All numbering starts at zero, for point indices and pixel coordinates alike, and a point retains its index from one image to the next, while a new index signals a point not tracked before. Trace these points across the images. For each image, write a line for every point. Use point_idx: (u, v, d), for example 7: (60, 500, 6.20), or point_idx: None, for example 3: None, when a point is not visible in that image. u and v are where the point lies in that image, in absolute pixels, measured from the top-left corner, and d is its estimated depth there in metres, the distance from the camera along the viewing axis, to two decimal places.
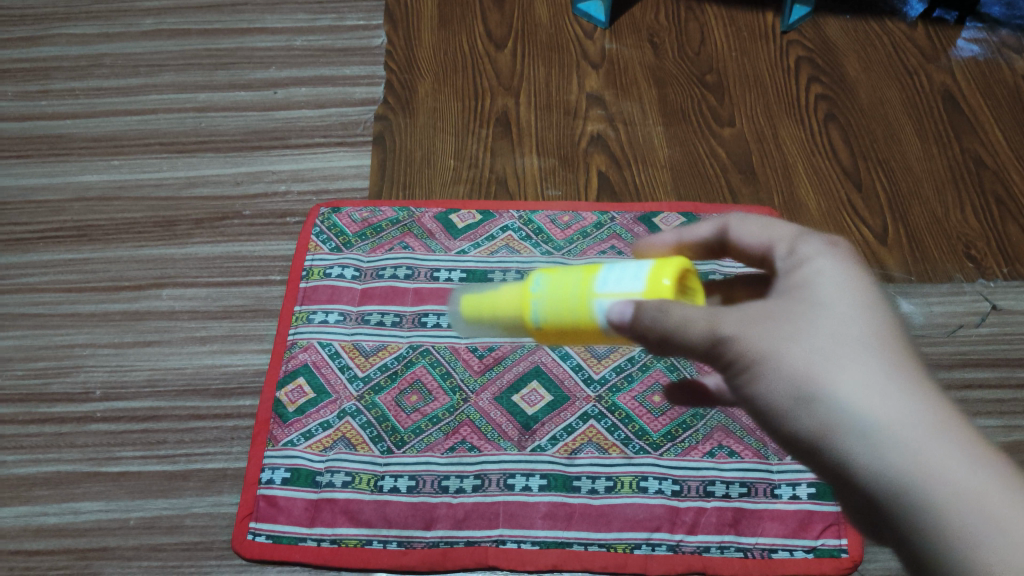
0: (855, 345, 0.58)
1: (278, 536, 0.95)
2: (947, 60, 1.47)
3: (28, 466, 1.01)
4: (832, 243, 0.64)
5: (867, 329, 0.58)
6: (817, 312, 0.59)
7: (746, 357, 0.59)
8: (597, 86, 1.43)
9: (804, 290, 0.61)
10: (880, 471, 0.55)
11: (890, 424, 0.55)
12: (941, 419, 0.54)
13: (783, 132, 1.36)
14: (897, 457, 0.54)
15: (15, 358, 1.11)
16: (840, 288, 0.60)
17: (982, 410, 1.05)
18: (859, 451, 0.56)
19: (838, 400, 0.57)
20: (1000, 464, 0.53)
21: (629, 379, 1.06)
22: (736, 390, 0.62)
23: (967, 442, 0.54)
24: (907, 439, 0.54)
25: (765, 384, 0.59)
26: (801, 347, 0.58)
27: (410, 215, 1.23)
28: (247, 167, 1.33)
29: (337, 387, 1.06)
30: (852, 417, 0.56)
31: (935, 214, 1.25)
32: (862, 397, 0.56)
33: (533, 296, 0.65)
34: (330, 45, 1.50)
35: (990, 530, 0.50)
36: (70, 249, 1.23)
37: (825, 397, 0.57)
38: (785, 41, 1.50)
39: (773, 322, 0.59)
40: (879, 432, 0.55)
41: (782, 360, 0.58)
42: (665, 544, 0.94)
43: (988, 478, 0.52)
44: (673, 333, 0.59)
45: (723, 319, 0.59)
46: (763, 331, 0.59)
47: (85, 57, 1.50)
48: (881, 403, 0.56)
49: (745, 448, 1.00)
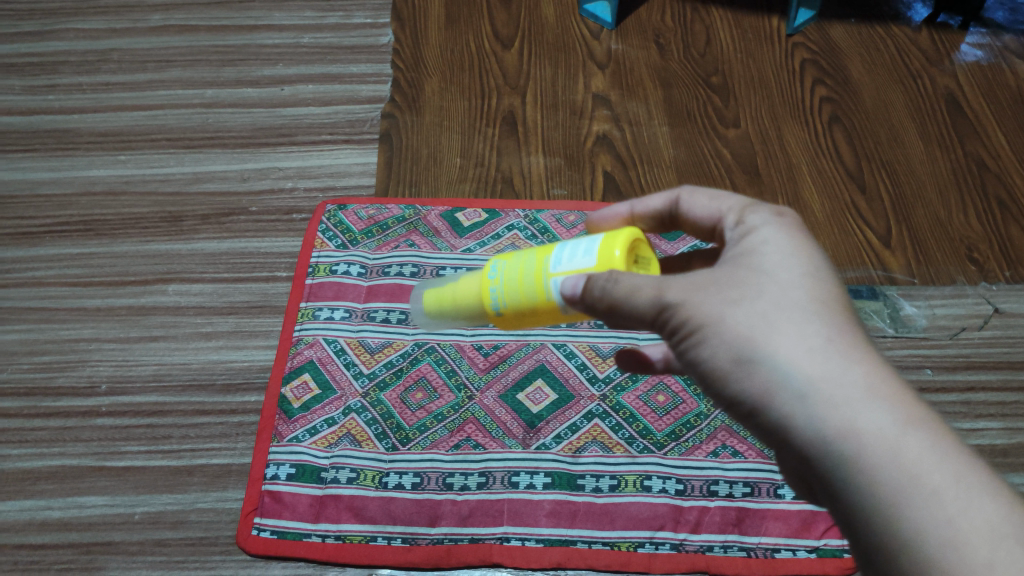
0: (794, 309, 0.57)
1: (282, 532, 0.95)
2: (950, 64, 1.47)
3: (33, 459, 1.02)
4: (779, 215, 0.63)
5: (807, 295, 0.57)
6: (758, 276, 0.59)
7: (688, 320, 0.58)
8: (603, 86, 1.43)
9: (748, 256, 0.61)
10: (814, 432, 0.53)
11: (824, 385, 0.53)
12: (875, 382, 0.53)
13: (788, 133, 1.36)
14: (832, 414, 0.53)
15: (20, 352, 1.11)
16: (782, 256, 0.60)
17: (985, 412, 1.05)
18: (795, 411, 0.54)
19: (774, 360, 0.55)
20: (936, 424, 0.51)
21: (633, 379, 1.06)
22: (678, 355, 0.61)
23: (899, 400, 0.52)
24: (840, 399, 0.53)
25: (706, 347, 0.58)
26: (741, 308, 0.57)
27: (416, 213, 1.24)
28: (253, 164, 1.33)
29: (342, 383, 1.06)
30: (788, 378, 0.54)
31: (939, 217, 1.26)
32: (798, 358, 0.55)
33: (490, 283, 0.69)
34: (337, 42, 1.51)
35: (920, 489, 0.49)
36: (76, 244, 1.23)
37: (762, 356, 0.55)
38: (790, 44, 1.50)
39: (715, 284, 0.59)
40: (812, 393, 0.53)
41: (722, 321, 0.57)
42: (668, 543, 0.94)
43: (920, 438, 0.50)
44: (619, 302, 0.59)
45: (670, 284, 0.59)
46: (703, 292, 0.58)
47: (92, 52, 1.50)
48: (816, 363, 0.54)
49: (748, 448, 1.01)
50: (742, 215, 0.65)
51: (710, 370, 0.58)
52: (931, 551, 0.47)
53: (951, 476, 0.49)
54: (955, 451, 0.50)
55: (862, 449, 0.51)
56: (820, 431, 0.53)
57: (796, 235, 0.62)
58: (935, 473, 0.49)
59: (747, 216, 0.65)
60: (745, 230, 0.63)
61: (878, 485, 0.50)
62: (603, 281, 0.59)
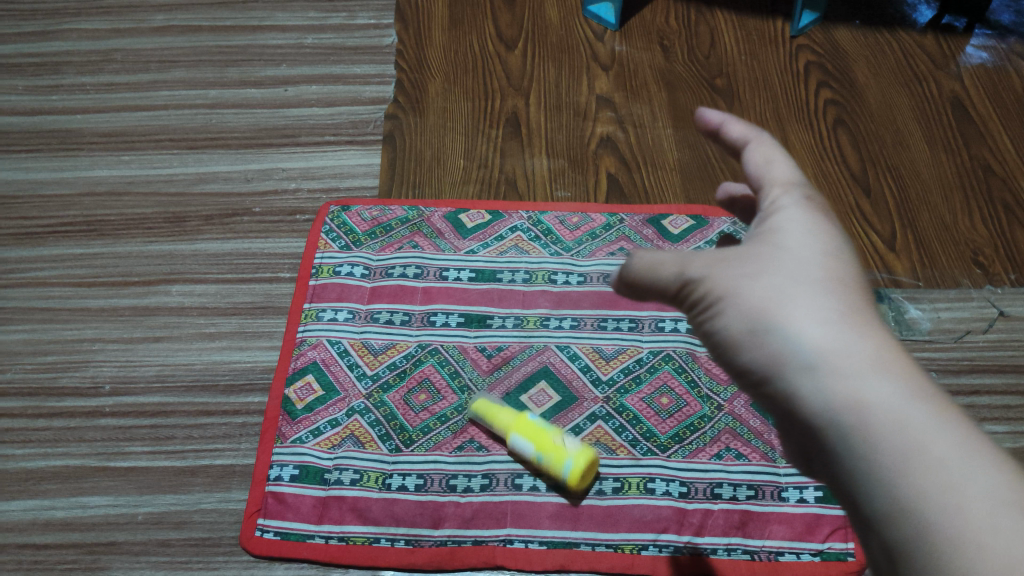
0: (809, 286, 0.61)
1: (285, 533, 0.95)
2: (956, 67, 1.47)
3: (37, 459, 1.02)
4: (809, 202, 0.68)
5: (822, 276, 0.62)
6: (778, 258, 0.64)
7: (707, 294, 0.65)
8: (607, 88, 1.43)
9: (772, 238, 0.66)
10: (820, 396, 0.57)
11: (830, 354, 0.57)
12: (882, 354, 0.56)
13: (792, 136, 1.36)
14: (837, 380, 0.56)
15: (24, 352, 1.11)
16: (804, 239, 0.65)
17: (990, 415, 1.05)
18: (802, 378, 0.58)
19: (785, 330, 0.60)
20: (939, 396, 0.54)
21: (637, 381, 1.06)
22: (699, 331, 0.67)
23: (904, 372, 0.55)
24: (846, 368, 0.56)
25: (722, 317, 0.64)
26: (758, 284, 0.63)
27: (420, 214, 1.23)
28: (256, 165, 1.33)
29: (346, 385, 1.06)
30: (797, 347, 0.59)
31: (944, 220, 1.25)
32: (808, 329, 0.59)
33: None
34: (341, 43, 1.51)
35: (921, 453, 0.51)
36: (80, 244, 1.23)
37: (774, 326, 0.60)
38: (795, 46, 1.50)
39: (735, 263, 0.64)
40: (819, 361, 0.57)
41: (739, 294, 0.63)
42: (672, 546, 0.94)
43: (923, 407, 0.53)
44: (644, 277, 0.68)
45: (692, 263, 0.66)
46: (723, 270, 0.64)
47: (96, 52, 1.50)
48: (826, 334, 0.58)
49: (752, 451, 1.00)
50: (781, 192, 0.69)
51: (726, 341, 0.64)
52: (929, 510, 0.49)
53: (953, 443, 0.51)
54: (958, 420, 0.52)
55: (863, 412, 0.54)
56: (824, 395, 0.56)
57: (821, 222, 0.67)
58: (935, 437, 0.51)
59: (782, 195, 0.69)
60: (774, 211, 0.68)
61: (877, 447, 0.53)
62: (633, 258, 0.69)
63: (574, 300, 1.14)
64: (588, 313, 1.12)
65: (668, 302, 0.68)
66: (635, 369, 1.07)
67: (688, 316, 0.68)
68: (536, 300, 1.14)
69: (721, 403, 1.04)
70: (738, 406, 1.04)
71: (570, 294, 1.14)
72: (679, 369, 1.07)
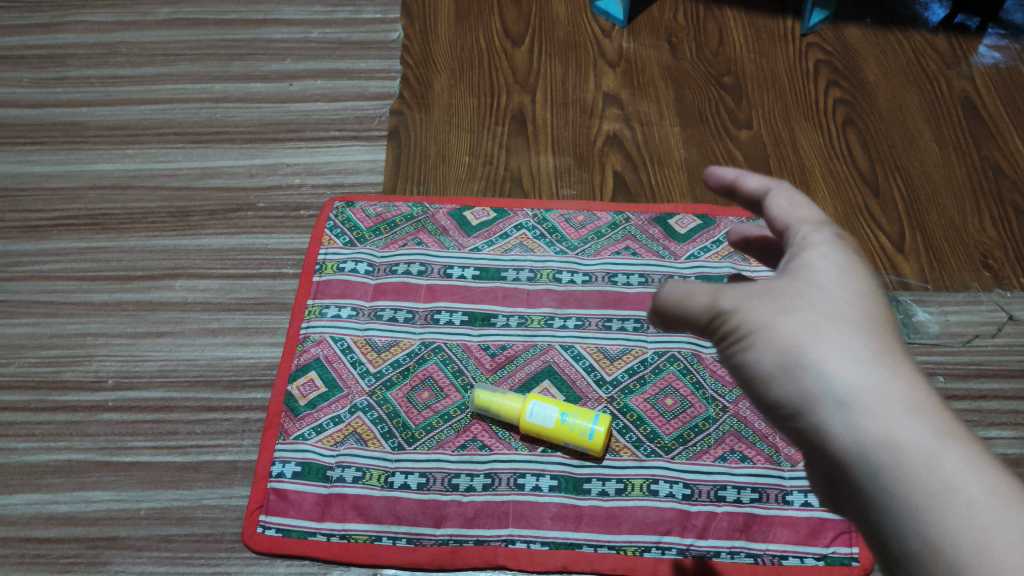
0: (842, 325, 0.63)
1: (287, 530, 0.95)
2: (967, 67, 1.45)
3: (40, 453, 1.02)
4: (840, 237, 0.68)
5: (854, 316, 0.63)
6: (811, 294, 0.65)
7: (741, 328, 0.66)
8: (614, 86, 1.42)
9: (805, 272, 0.67)
10: (851, 435, 0.58)
11: (863, 393, 0.59)
12: (915, 396, 0.58)
13: (801, 136, 1.35)
14: (869, 421, 0.58)
15: (28, 345, 1.11)
16: (837, 275, 0.66)
17: (997, 420, 1.04)
18: (833, 416, 0.60)
19: (818, 367, 0.61)
20: (971, 440, 0.55)
21: (642, 382, 1.05)
22: (730, 362, 0.68)
23: (935, 415, 0.57)
24: (878, 408, 0.58)
25: (753, 351, 0.65)
26: (790, 319, 0.64)
27: (424, 211, 1.23)
28: (261, 159, 1.32)
29: (349, 381, 1.05)
30: (830, 384, 0.61)
31: (953, 222, 1.24)
32: (841, 367, 0.61)
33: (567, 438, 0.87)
34: (346, 38, 1.50)
35: (956, 497, 0.53)
36: (85, 238, 1.23)
37: (808, 363, 0.62)
38: (805, 44, 1.48)
39: (768, 297, 0.66)
40: (853, 400, 0.59)
41: (771, 329, 0.64)
42: (675, 549, 0.93)
43: (956, 451, 0.54)
44: (676, 307, 0.70)
45: (723, 295, 0.68)
46: (755, 303, 0.66)
47: (101, 45, 1.50)
48: (858, 373, 0.60)
49: (757, 453, 1.00)
50: (811, 228, 0.69)
51: (757, 374, 0.65)
52: (963, 555, 0.51)
53: (984, 485, 0.52)
54: (991, 465, 0.53)
55: (895, 452, 0.56)
56: (856, 434, 0.58)
57: (852, 257, 0.67)
58: (969, 483, 0.53)
59: (812, 232, 0.69)
60: (804, 247, 0.68)
61: (911, 488, 0.55)
62: (666, 288, 0.71)
63: (579, 299, 1.13)
64: (593, 312, 1.12)
65: (701, 334, 0.70)
66: (640, 369, 1.06)
67: (719, 346, 0.69)
68: (541, 298, 1.13)
69: (726, 404, 1.03)
70: (743, 408, 1.03)
71: (574, 293, 1.13)
72: (684, 370, 1.06)
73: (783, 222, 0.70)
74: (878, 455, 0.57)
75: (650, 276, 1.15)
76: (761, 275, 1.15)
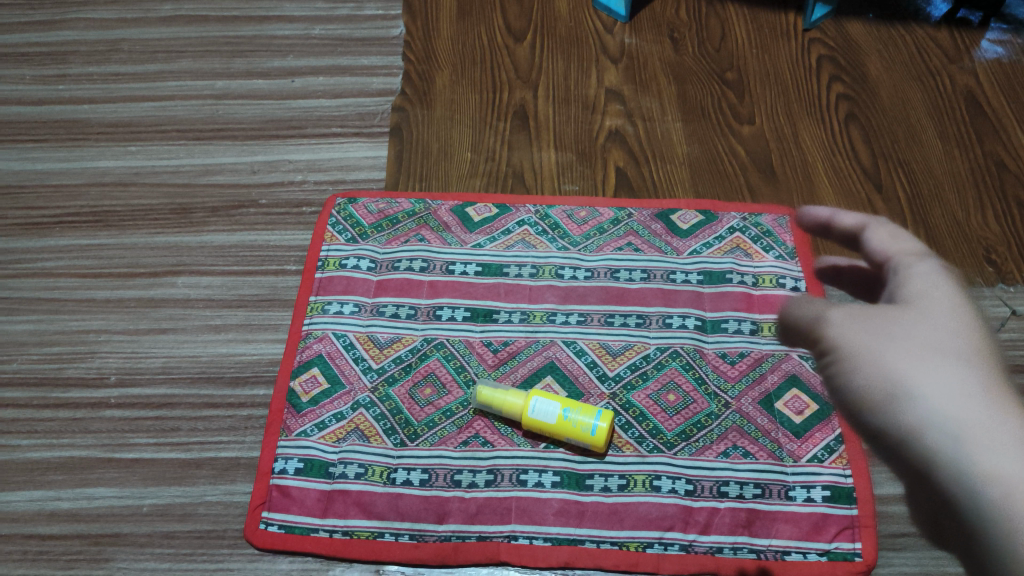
0: (953, 352, 0.50)
1: (290, 526, 0.95)
2: (970, 62, 1.45)
3: (42, 450, 1.02)
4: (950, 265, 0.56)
5: (966, 339, 0.51)
6: (921, 313, 0.52)
7: (838, 347, 0.55)
8: (616, 81, 1.41)
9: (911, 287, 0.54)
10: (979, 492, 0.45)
11: (980, 431, 0.46)
12: None
13: (803, 131, 1.34)
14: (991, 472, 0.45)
15: (30, 342, 1.11)
16: (949, 293, 0.53)
17: None
18: (948, 457, 0.47)
19: (922, 396, 0.50)
20: None
21: (644, 377, 1.05)
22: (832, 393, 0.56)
23: None
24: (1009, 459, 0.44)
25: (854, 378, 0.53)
26: (895, 341, 0.52)
27: (427, 207, 1.23)
28: (263, 156, 1.32)
29: (351, 378, 1.05)
30: (937, 416, 0.48)
31: (957, 217, 1.24)
32: (951, 397, 0.48)
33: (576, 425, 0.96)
34: (348, 34, 1.50)
35: None
36: (87, 235, 1.23)
37: (910, 390, 0.50)
38: (807, 39, 1.48)
39: (872, 315, 0.54)
40: (963, 432, 0.46)
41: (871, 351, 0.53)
42: (677, 544, 0.93)
43: None
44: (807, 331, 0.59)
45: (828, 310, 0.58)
46: (854, 320, 0.54)
47: (103, 42, 1.50)
48: (973, 408, 0.47)
49: (759, 449, 0.99)
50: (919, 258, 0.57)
51: (859, 406, 0.53)
52: None
53: None
54: None
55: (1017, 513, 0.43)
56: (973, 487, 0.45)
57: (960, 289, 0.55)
58: None
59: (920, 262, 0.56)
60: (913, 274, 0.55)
61: None
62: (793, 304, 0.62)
63: (581, 295, 1.13)
64: (595, 308, 1.11)
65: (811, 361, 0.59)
66: (642, 365, 1.06)
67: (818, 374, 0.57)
68: (543, 295, 1.13)
69: (729, 400, 1.03)
70: (746, 403, 1.03)
71: (577, 289, 1.13)
72: (687, 365, 1.06)
73: (883, 257, 0.57)
74: (1014, 517, 0.43)
75: (653, 272, 1.15)
76: (764, 270, 1.15)
